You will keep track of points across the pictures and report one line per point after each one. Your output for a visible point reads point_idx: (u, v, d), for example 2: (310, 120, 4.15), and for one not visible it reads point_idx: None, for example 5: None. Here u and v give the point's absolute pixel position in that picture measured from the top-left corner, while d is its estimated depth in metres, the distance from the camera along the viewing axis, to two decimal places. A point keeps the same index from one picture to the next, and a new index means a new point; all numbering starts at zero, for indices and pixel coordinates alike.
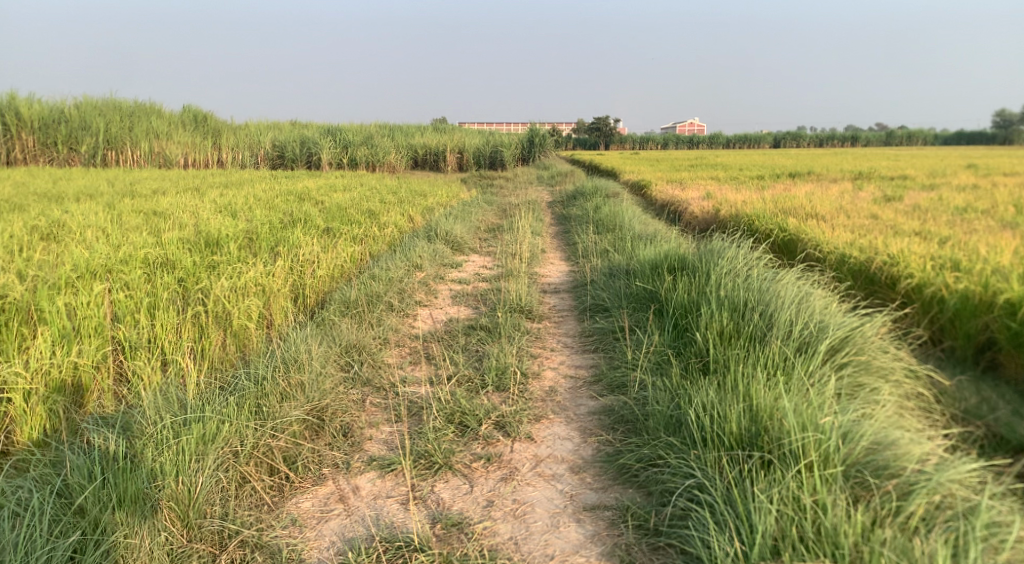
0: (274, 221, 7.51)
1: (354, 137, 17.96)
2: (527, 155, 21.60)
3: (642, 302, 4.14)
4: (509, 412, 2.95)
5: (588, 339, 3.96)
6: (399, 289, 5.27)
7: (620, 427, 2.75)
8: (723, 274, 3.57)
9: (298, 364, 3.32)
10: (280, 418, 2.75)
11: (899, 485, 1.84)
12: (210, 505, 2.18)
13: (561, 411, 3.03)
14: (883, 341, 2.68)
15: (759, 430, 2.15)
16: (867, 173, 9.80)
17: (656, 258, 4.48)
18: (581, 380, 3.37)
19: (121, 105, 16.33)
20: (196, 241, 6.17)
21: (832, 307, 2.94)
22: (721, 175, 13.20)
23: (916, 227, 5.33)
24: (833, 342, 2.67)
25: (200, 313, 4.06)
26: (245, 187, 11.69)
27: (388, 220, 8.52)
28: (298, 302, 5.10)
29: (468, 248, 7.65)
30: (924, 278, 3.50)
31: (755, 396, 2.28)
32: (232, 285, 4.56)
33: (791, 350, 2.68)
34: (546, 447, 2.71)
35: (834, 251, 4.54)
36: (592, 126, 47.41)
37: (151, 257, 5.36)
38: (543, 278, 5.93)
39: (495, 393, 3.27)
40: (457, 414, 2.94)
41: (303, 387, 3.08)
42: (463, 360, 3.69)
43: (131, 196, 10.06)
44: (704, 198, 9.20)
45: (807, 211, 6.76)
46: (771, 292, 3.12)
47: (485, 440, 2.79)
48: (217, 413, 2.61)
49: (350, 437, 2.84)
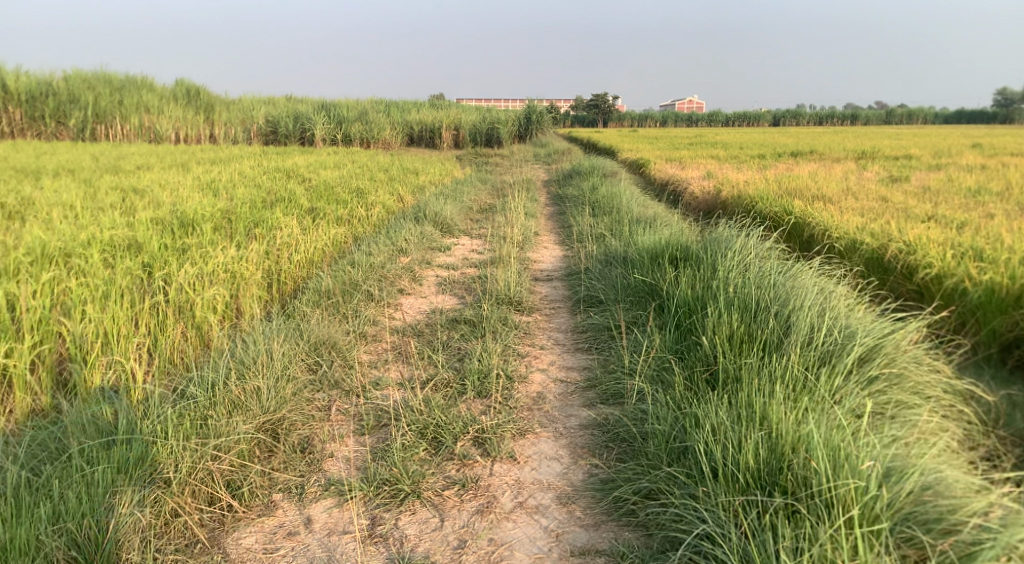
0: (255, 200, 7.09)
1: (348, 113, 17.45)
2: (524, 132, 21.16)
3: (640, 295, 3.78)
4: (490, 426, 2.59)
5: (582, 337, 3.61)
6: (381, 276, 4.89)
7: (615, 447, 2.41)
8: (731, 268, 3.20)
9: (258, 365, 2.95)
10: (226, 434, 2.41)
11: (958, 545, 1.49)
12: (126, 552, 1.89)
13: (550, 423, 2.68)
14: (918, 351, 2.32)
15: (781, 465, 1.81)
16: (871, 153, 9.45)
17: (657, 247, 4.11)
18: (572, 385, 3.02)
19: (111, 78, 15.77)
20: (168, 222, 5.76)
21: (858, 309, 2.58)
22: (721, 152, 12.80)
23: (930, 209, 5.00)
24: (862, 352, 2.31)
25: (159, 303, 3.68)
26: (232, 164, 11.20)
27: (376, 199, 8.10)
28: (272, 289, 4.73)
29: (459, 231, 7.26)
30: (945, 268, 3.23)
31: (774, 421, 1.93)
32: (197, 272, 4.16)
33: (813, 361, 2.33)
34: (531, 470, 2.36)
35: (845, 236, 4.21)
36: (590, 104, 46.69)
37: (116, 240, 4.95)
38: (535, 264, 5.58)
39: (476, 399, 2.92)
40: (430, 428, 2.59)
41: (258, 394, 2.73)
42: (443, 360, 3.33)
43: (112, 171, 9.60)
44: (704, 178, 8.84)
45: (814, 192, 6.40)
46: (787, 292, 2.76)
47: (461, 460, 2.44)
48: (150, 432, 2.30)
49: (308, 454, 2.50)
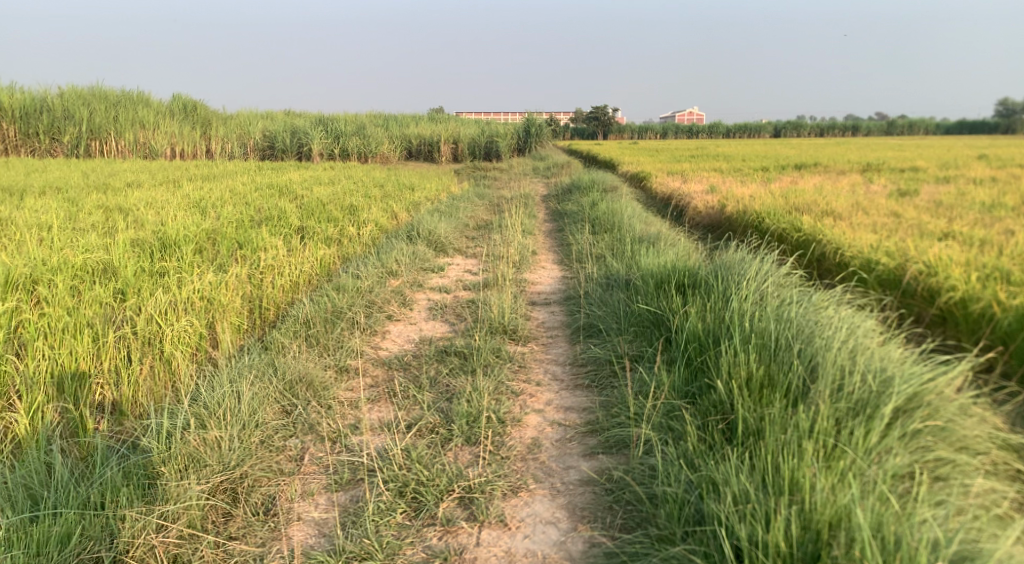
0: (243, 220, 6.81)
1: (345, 127, 17.21)
2: (523, 145, 20.93)
3: (646, 326, 3.50)
4: (478, 484, 2.30)
5: (582, 371, 3.31)
6: (368, 302, 4.59)
7: (620, 509, 2.14)
8: (747, 299, 2.93)
9: (222, 410, 2.64)
10: (177, 499, 2.11)
11: None
12: None
13: (546, 477, 2.38)
14: (963, 397, 2.08)
15: (819, 550, 1.60)
16: (877, 164, 9.18)
17: (662, 272, 3.82)
18: (572, 428, 2.73)
19: (107, 92, 15.58)
20: (149, 243, 5.47)
21: (892, 349, 2.32)
22: (724, 165, 12.54)
23: (945, 223, 4.73)
24: (902, 401, 2.05)
25: (124, 336, 3.38)
26: (224, 180, 10.95)
27: (369, 217, 7.82)
28: (252, 317, 4.42)
29: (454, 249, 6.97)
30: (971, 291, 2.98)
31: (807, 491, 1.72)
32: (171, 299, 3.86)
33: (847, 412, 2.06)
34: (523, 538, 2.07)
35: (859, 255, 3.94)
36: (590, 117, 46.58)
37: (90, 263, 4.65)
38: (532, 287, 5.30)
39: (464, 448, 2.62)
40: (411, 485, 2.29)
41: (219, 445, 2.41)
42: (430, 399, 3.03)
43: (102, 189, 9.32)
44: (707, 192, 8.56)
45: (822, 206, 6.13)
46: (811, 329, 2.49)
47: (443, 526, 2.15)
48: (77, 505, 2.04)
49: (272, 517, 2.19)
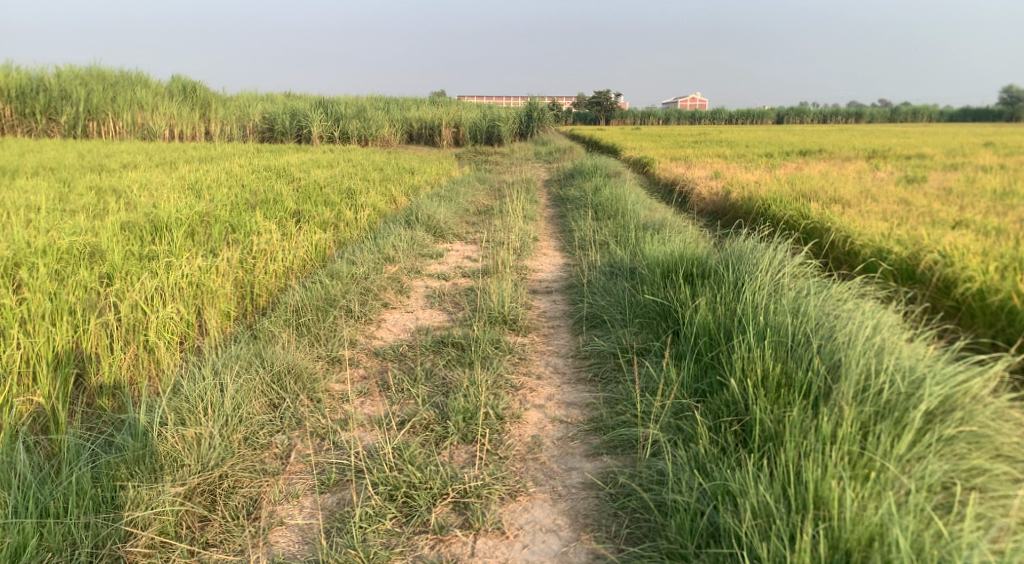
0: (237, 203, 6.62)
1: (345, 110, 16.92)
2: (525, 130, 20.65)
3: (651, 317, 3.34)
4: (474, 488, 2.15)
5: (585, 365, 3.15)
6: (363, 289, 4.43)
7: (627, 517, 1.99)
8: (760, 290, 2.77)
9: (204, 404, 2.49)
10: (148, 504, 1.98)
11: None
12: None
13: (546, 480, 2.23)
14: (999, 399, 1.92)
15: None
16: (884, 151, 8.98)
17: (669, 261, 3.66)
18: (575, 426, 2.57)
19: (104, 73, 15.27)
20: (139, 226, 5.29)
21: (919, 346, 2.16)
22: (729, 151, 12.35)
23: (958, 210, 4.57)
24: (933, 405, 1.88)
25: (106, 324, 3.22)
26: (222, 162, 10.74)
27: (367, 201, 7.63)
28: (242, 304, 4.26)
29: (453, 235, 6.80)
30: (989, 282, 2.83)
31: (835, 506, 1.57)
32: (158, 284, 3.70)
33: (874, 416, 1.89)
34: (522, 548, 1.93)
35: (870, 243, 3.79)
36: (592, 101, 46.10)
37: (76, 246, 4.48)
38: (532, 274, 5.13)
39: (461, 446, 2.47)
40: (401, 489, 2.14)
41: (198, 442, 2.26)
42: (425, 393, 2.87)
43: (96, 170, 9.11)
44: (711, 178, 8.37)
45: (830, 193, 5.95)
46: (832, 324, 2.33)
47: (436, 533, 2.00)
48: (36, 514, 1.90)
49: (253, 522, 2.05)
